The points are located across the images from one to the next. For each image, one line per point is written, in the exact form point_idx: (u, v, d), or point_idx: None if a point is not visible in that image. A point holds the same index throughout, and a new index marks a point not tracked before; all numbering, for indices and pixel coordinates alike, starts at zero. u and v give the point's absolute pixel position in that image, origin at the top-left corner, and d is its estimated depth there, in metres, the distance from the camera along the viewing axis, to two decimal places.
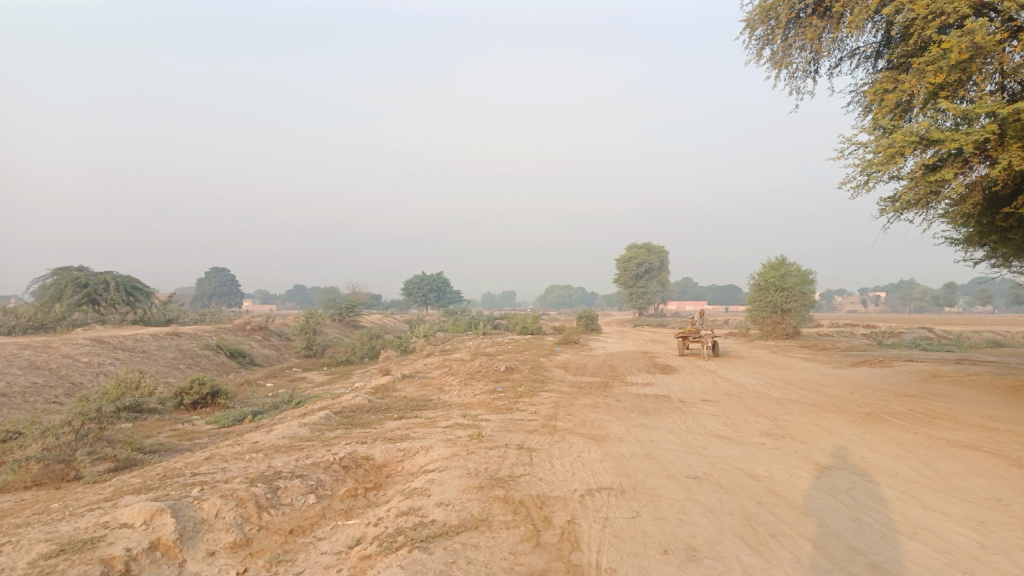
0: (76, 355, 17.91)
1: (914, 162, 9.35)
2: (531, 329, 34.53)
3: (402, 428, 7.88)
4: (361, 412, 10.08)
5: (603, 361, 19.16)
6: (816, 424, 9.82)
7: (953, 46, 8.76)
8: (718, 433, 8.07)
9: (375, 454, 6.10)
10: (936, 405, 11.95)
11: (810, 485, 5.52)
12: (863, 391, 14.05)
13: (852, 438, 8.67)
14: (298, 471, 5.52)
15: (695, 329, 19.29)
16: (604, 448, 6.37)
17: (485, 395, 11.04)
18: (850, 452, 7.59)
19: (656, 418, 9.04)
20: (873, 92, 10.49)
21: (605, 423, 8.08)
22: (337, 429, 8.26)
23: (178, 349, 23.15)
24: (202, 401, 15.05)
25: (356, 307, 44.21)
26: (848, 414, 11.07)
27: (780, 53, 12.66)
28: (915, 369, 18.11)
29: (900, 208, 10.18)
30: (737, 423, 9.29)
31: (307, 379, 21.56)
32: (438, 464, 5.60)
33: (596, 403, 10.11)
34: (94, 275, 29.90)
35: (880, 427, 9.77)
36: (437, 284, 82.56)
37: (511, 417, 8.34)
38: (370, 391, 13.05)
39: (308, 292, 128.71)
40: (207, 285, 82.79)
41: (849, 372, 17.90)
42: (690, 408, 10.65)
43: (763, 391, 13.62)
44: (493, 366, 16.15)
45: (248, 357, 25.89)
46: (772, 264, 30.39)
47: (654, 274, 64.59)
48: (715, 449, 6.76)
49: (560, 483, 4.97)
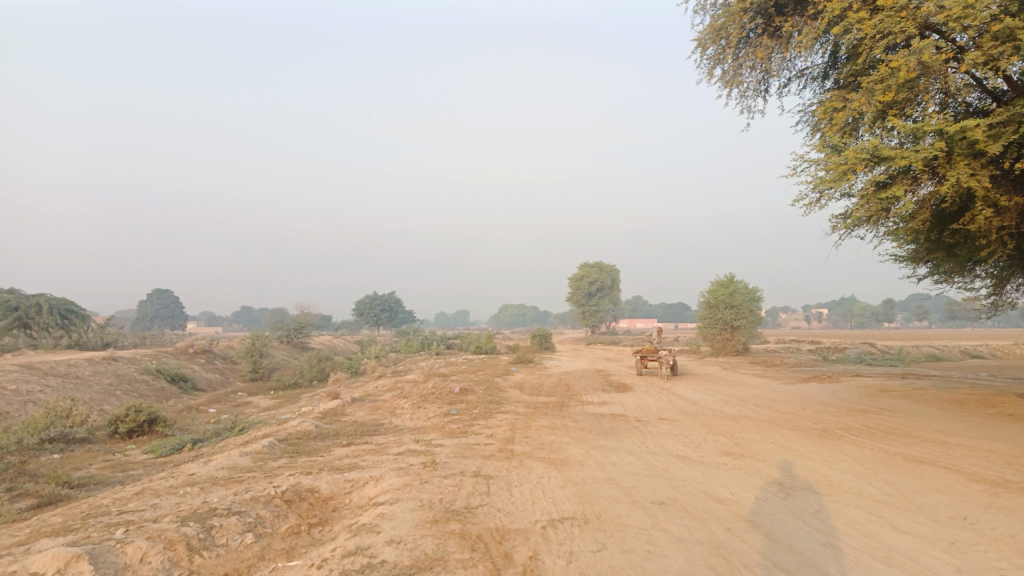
0: (2, 382, 16.86)
1: (866, 179, 9.42)
2: (484, 349, 34.18)
3: (350, 456, 7.46)
4: (307, 439, 9.59)
5: (558, 380, 18.95)
6: (774, 441, 9.74)
7: (901, 65, 8.88)
8: (678, 453, 7.88)
9: (321, 486, 5.69)
10: (887, 420, 12.04)
11: (777, 507, 5.34)
12: (816, 407, 14.12)
13: (811, 455, 8.59)
14: (235, 507, 5.09)
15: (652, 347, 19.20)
16: (564, 473, 6.09)
17: (439, 418, 10.66)
18: (810, 470, 7.47)
19: (614, 439, 8.81)
20: (822, 111, 10.60)
21: (564, 445, 7.81)
22: (281, 459, 7.80)
23: (115, 374, 22.07)
24: (139, 430, 14.26)
25: (305, 329, 43.18)
26: (803, 430, 11.05)
27: (731, 72, 12.74)
28: (863, 384, 18.37)
29: (852, 225, 10.26)
30: (696, 442, 9.13)
31: (252, 404, 20.76)
32: (389, 495, 5.24)
33: (553, 424, 9.84)
34: (24, 297, 28.42)
35: (836, 443, 9.73)
36: (388, 305, 81.54)
37: (466, 441, 8.00)
38: (318, 415, 12.53)
39: (256, 313, 125.73)
40: (148, 308, 80.04)
41: (801, 388, 18.03)
42: (648, 427, 10.46)
43: (719, 409, 13.56)
44: (446, 387, 15.76)
45: (190, 382, 24.84)
46: (720, 282, 30.76)
47: (605, 293, 65.07)
48: (678, 471, 6.55)
49: (520, 514, 4.66)
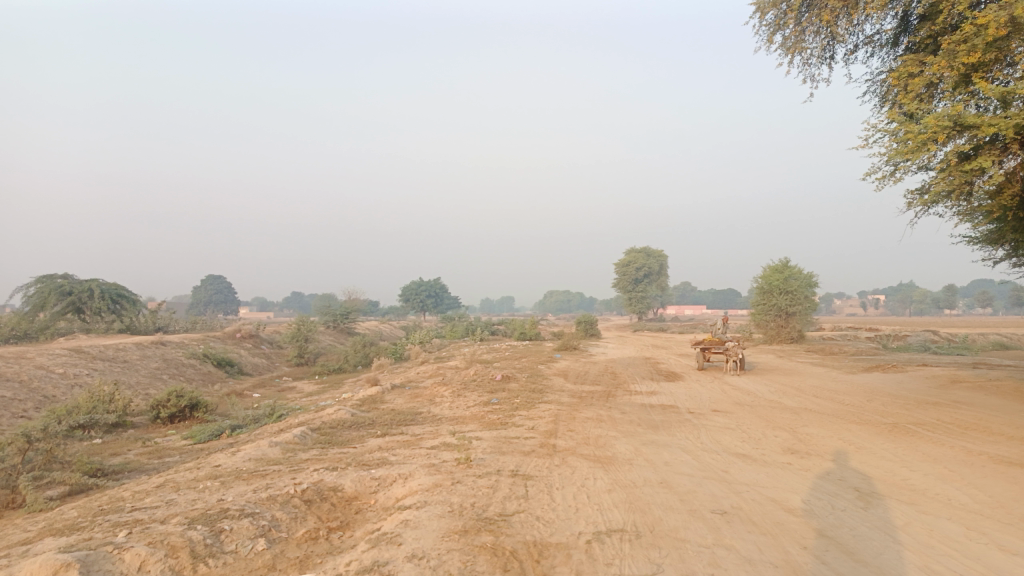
0: (51, 366, 16.98)
1: (947, 150, 8.52)
2: (529, 335, 33.62)
3: (381, 449, 7.01)
4: (341, 428, 9.20)
5: (604, 368, 18.24)
6: (840, 437, 8.95)
7: (989, 21, 7.95)
8: (737, 451, 7.20)
9: (344, 483, 5.22)
10: (964, 415, 11.07)
11: (858, 518, 4.65)
12: (882, 399, 13.17)
13: (884, 453, 7.80)
14: (250, 507, 4.66)
15: (713, 337, 17.70)
16: (611, 473, 5.49)
17: (478, 408, 10.17)
18: (887, 471, 6.70)
19: (665, 433, 8.15)
20: (895, 77, 9.69)
21: (611, 441, 7.19)
22: (311, 450, 7.40)
23: (162, 359, 22.20)
24: (180, 415, 14.15)
25: (351, 314, 43.27)
26: (872, 425, 10.21)
27: (793, 37, 11.83)
28: (932, 375, 17.19)
29: (930, 201, 9.36)
30: (755, 437, 8.41)
31: (295, 389, 20.64)
32: (416, 497, 4.73)
33: (599, 416, 9.21)
34: (78, 282, 28.90)
35: (910, 440, 8.90)
36: (434, 290, 81.65)
37: (505, 434, 7.46)
38: (356, 403, 12.16)
39: (306, 298, 127.56)
40: (202, 294, 81.69)
41: (864, 378, 16.97)
42: (701, 420, 9.75)
43: (776, 400, 12.75)
44: (488, 374, 15.27)
45: (236, 367, 24.96)
46: (774, 267, 29.57)
47: (653, 279, 63.83)
48: (738, 473, 5.88)
49: (562, 524, 4.09)
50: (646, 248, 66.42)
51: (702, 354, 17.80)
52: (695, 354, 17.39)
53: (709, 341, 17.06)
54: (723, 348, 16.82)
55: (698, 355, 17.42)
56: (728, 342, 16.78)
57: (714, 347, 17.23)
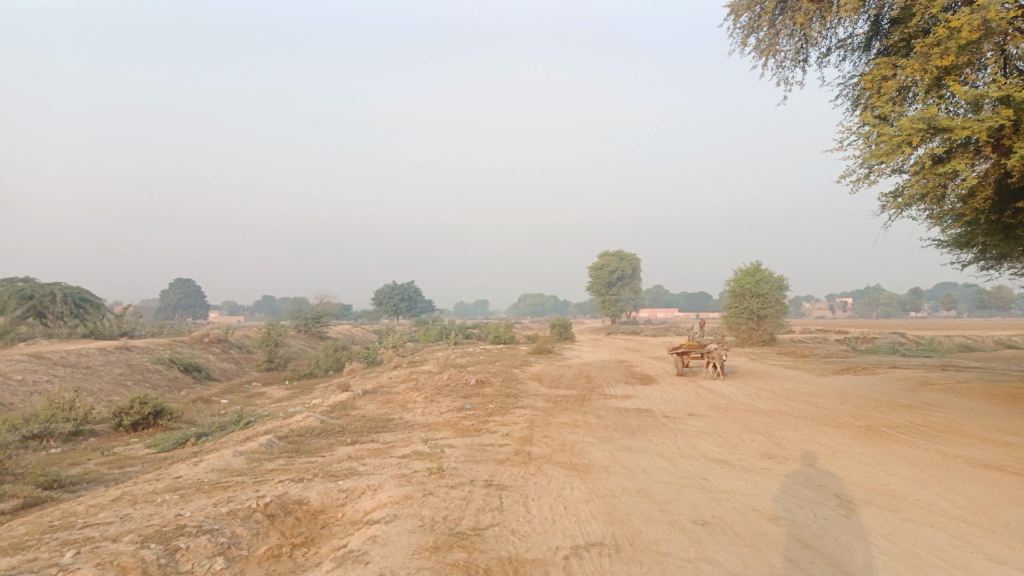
0: (8, 372, 16.41)
1: (922, 153, 8.52)
2: (503, 339, 33.44)
3: (351, 458, 6.77)
4: (310, 435, 8.93)
5: (579, 372, 18.10)
6: (816, 441, 8.90)
7: (962, 24, 7.95)
8: (714, 456, 7.09)
9: (309, 497, 4.98)
10: (936, 417, 11.11)
11: (841, 527, 4.54)
12: (855, 402, 13.20)
13: (861, 457, 7.75)
14: (209, 524, 4.40)
15: (692, 341, 17.19)
16: (588, 482, 5.32)
17: (452, 414, 9.95)
18: (866, 476, 6.63)
19: (642, 438, 8.02)
20: (869, 80, 9.69)
21: (587, 447, 7.03)
22: (277, 460, 7.14)
23: (127, 364, 21.61)
24: (144, 423, 13.73)
25: (323, 318, 42.68)
26: (846, 428, 10.20)
27: (767, 40, 11.82)
28: (902, 377, 17.33)
29: (905, 203, 9.37)
30: (732, 442, 8.32)
31: (265, 395, 20.21)
32: (385, 511, 4.52)
33: (575, 422, 9.04)
34: (39, 286, 28.05)
35: (885, 443, 8.88)
36: (408, 294, 81.07)
37: (479, 442, 7.27)
38: (326, 409, 11.87)
39: (276, 302, 126.02)
40: (170, 297, 80.14)
41: (836, 381, 17.04)
42: (677, 424, 9.65)
43: (750, 404, 12.72)
44: (462, 379, 15.06)
45: (203, 372, 24.40)
46: (746, 270, 29.72)
47: (626, 282, 64.03)
48: (717, 480, 5.75)
49: (538, 539, 3.92)
50: (619, 251, 66.60)
51: (681, 359, 17.30)
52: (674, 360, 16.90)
53: (688, 346, 16.60)
54: (702, 351, 16.43)
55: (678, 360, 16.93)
56: (708, 345, 16.31)
57: (693, 352, 16.75)
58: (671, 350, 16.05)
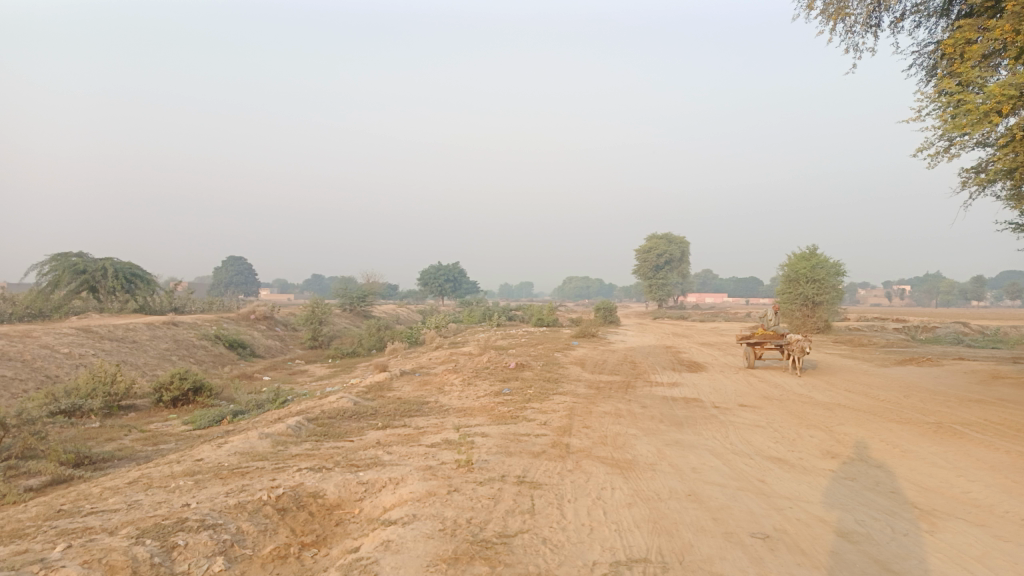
0: (56, 345, 16.62)
1: (1012, 123, 7.69)
2: (547, 321, 32.91)
3: (378, 445, 6.38)
4: (341, 418, 8.60)
5: (623, 357, 17.46)
6: (881, 438, 8.20)
7: None
8: (772, 454, 6.48)
9: (326, 489, 4.58)
10: (1012, 414, 10.23)
11: (925, 545, 3.94)
12: (920, 395, 12.35)
13: (933, 459, 7.05)
14: (213, 518, 4.03)
15: (768, 330, 15.21)
16: (631, 482, 4.80)
17: (489, 399, 9.52)
18: (942, 481, 5.94)
19: (691, 432, 7.44)
20: (950, 44, 8.82)
21: (631, 440, 6.51)
22: (303, 445, 6.80)
23: (173, 339, 21.79)
24: (183, 398, 13.68)
25: (368, 297, 42.79)
26: (913, 424, 9.43)
27: (836, 3, 10.92)
28: (972, 369, 16.23)
29: (990, 179, 8.53)
30: (789, 438, 7.68)
31: (307, 373, 20.18)
32: (406, 509, 4.08)
33: (618, 411, 8.50)
34: (93, 261, 28.49)
35: (959, 442, 8.12)
36: (454, 275, 81.12)
37: (515, 431, 6.81)
38: (362, 390, 11.57)
39: (326, 280, 128.04)
40: (223, 275, 81.80)
41: (899, 372, 16.04)
42: (728, 416, 9.04)
43: (806, 395, 11.99)
44: (502, 361, 14.64)
45: (248, 349, 24.54)
46: (800, 254, 28.53)
47: (674, 266, 62.73)
48: (776, 484, 5.16)
49: (574, 551, 3.43)
50: (668, 234, 65.07)
51: (755, 350, 15.34)
52: (745, 350, 15.37)
53: (761, 337, 15.07)
54: (777, 342, 14.98)
55: (748, 351, 15.43)
56: (786, 338, 14.75)
57: (768, 343, 14.86)
58: (740, 340, 14.64)
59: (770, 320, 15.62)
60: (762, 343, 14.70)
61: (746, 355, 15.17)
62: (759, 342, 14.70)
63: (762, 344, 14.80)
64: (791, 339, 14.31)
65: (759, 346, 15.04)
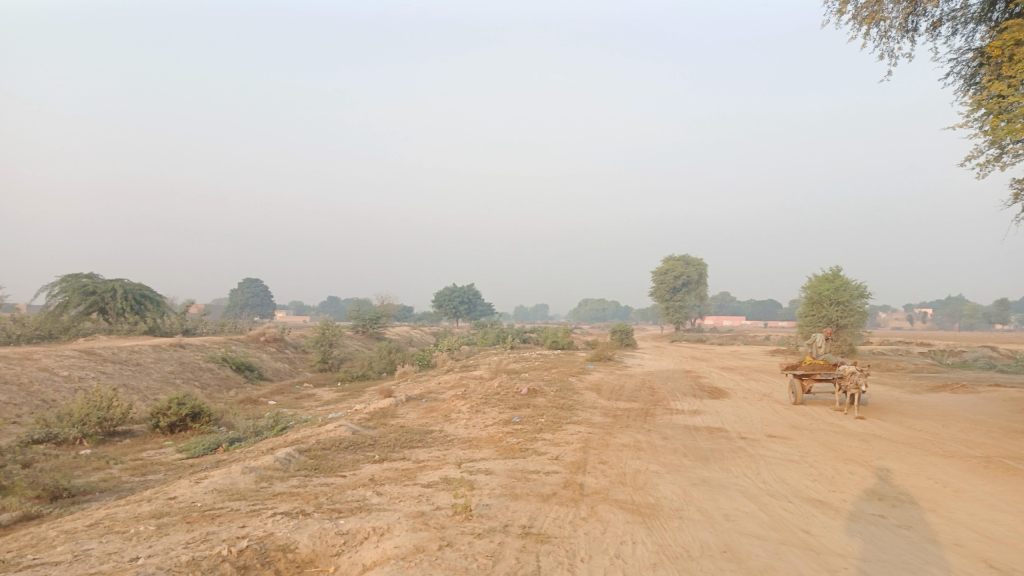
0: (55, 368, 16.13)
1: None
2: (561, 344, 32.14)
3: (369, 484, 5.70)
4: (337, 449, 7.95)
5: (641, 382, 16.69)
6: (929, 475, 7.39)
7: None
8: (814, 497, 5.71)
9: (298, 541, 3.93)
10: None
11: None
12: (960, 425, 11.47)
13: (992, 500, 6.27)
14: None
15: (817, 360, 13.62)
16: (655, 534, 4.11)
17: (497, 428, 8.83)
18: (1013, 531, 5.14)
19: (719, 468, 6.70)
20: (998, 45, 8.14)
21: (653, 479, 5.80)
22: (290, 481, 6.16)
23: (179, 361, 21.31)
24: (181, 424, 13.09)
25: (382, 320, 42.22)
26: (961, 458, 8.60)
27: (869, 6, 10.30)
28: (1012, 396, 15.26)
29: None
30: (827, 475, 6.92)
31: (313, 397, 19.54)
32: (386, 570, 3.39)
33: (637, 444, 7.77)
34: (102, 282, 28.18)
35: (1015, 480, 7.30)
36: (469, 297, 80.42)
37: (522, 468, 6.12)
38: (364, 417, 10.90)
39: (341, 302, 128.19)
40: (238, 297, 81.77)
41: (934, 400, 15.09)
42: (758, 448, 8.27)
43: (837, 424, 11.18)
44: (513, 387, 13.93)
45: (255, 372, 23.97)
46: (822, 276, 27.68)
47: (692, 288, 61.66)
48: (824, 536, 4.43)
49: None
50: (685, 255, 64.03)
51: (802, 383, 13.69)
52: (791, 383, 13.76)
53: (809, 367, 13.54)
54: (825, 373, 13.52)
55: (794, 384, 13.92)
56: (837, 369, 13.27)
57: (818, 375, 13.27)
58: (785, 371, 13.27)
59: (818, 348, 14.15)
60: (810, 373, 13.28)
61: (792, 387, 13.71)
62: (807, 373, 13.31)
63: (810, 375, 13.38)
64: (844, 370, 12.81)
65: (807, 377, 13.56)
